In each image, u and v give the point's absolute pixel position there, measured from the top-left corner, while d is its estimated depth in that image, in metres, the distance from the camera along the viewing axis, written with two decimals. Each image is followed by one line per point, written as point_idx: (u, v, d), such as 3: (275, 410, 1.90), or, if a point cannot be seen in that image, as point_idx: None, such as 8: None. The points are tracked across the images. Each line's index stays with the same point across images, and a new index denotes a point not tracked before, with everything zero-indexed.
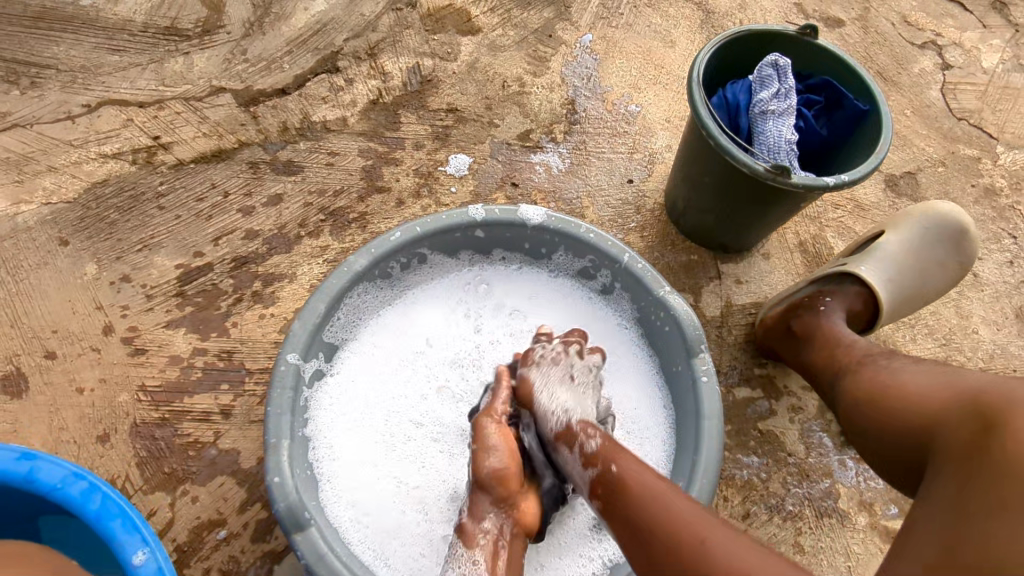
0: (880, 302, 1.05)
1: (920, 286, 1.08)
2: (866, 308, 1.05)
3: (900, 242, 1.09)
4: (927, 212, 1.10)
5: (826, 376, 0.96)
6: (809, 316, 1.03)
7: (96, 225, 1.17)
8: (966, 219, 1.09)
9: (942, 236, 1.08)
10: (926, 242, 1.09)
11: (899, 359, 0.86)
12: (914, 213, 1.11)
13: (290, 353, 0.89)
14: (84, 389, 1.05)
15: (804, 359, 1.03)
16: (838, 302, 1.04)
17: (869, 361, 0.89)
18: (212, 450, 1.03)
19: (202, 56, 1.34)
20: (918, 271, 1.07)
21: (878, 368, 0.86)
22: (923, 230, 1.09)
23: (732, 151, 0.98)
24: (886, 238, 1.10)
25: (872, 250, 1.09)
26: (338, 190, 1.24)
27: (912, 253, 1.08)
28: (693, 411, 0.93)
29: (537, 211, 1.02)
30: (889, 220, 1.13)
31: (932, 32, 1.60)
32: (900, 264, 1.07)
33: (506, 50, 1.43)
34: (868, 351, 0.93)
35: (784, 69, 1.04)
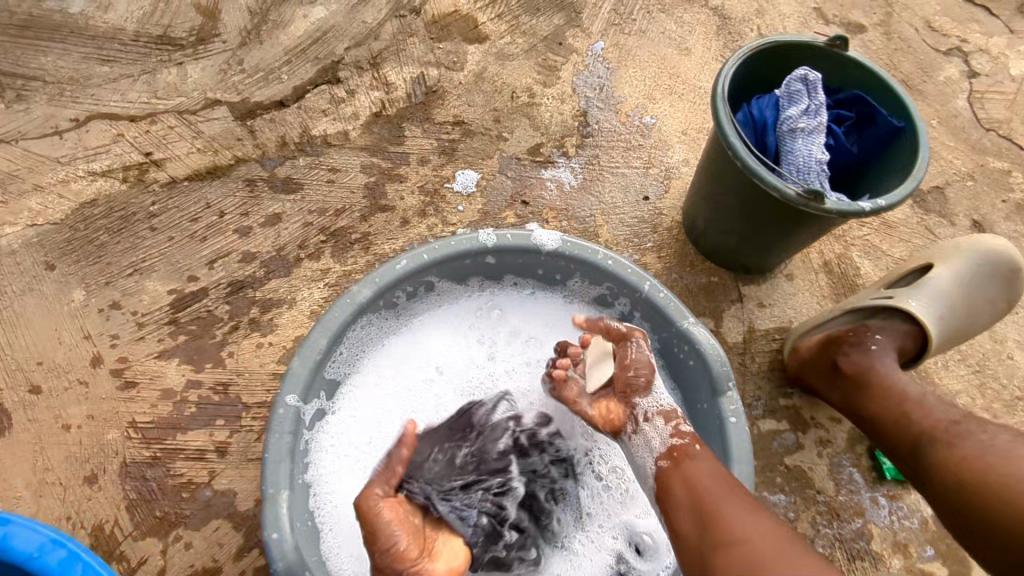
0: (930, 340, 1.01)
1: (969, 325, 1.04)
2: (915, 345, 1.02)
3: (950, 277, 1.04)
4: (977, 246, 1.06)
5: (894, 429, 0.91)
6: (856, 353, 1.00)
7: (84, 248, 1.11)
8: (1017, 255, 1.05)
9: (994, 272, 1.04)
10: (978, 277, 1.04)
11: (998, 432, 0.79)
12: (964, 246, 1.07)
13: (289, 394, 0.83)
14: (71, 426, 0.99)
15: (854, 401, 0.98)
16: (886, 339, 1.00)
17: (961, 431, 0.82)
18: (207, 491, 0.97)
19: (197, 67, 1.28)
20: (969, 309, 1.03)
21: (971, 439, 0.79)
22: (976, 266, 1.05)
23: (761, 175, 0.92)
24: (936, 272, 1.06)
25: (919, 283, 1.05)
26: (340, 209, 1.18)
27: (964, 289, 1.04)
28: (721, 452, 0.87)
29: (552, 236, 0.95)
30: (935, 252, 1.09)
31: (958, 37, 1.53)
32: (950, 300, 1.03)
33: (515, 59, 1.36)
34: (950, 415, 0.86)
35: (814, 84, 0.98)
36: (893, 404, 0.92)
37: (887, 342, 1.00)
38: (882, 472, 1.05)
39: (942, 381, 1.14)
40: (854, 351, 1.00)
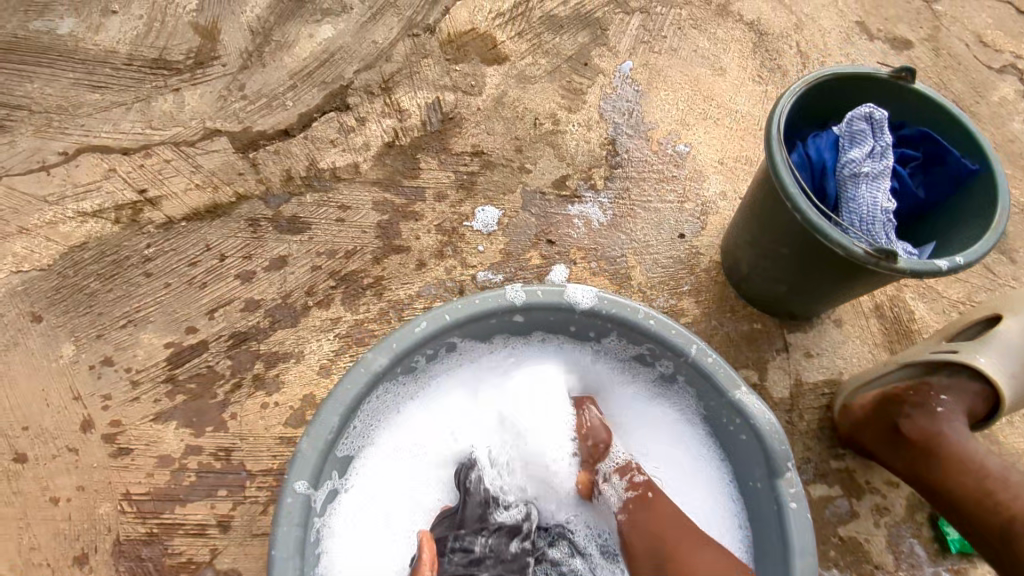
0: (1003, 402, 0.91)
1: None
2: (984, 407, 0.92)
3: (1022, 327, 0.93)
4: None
5: (974, 507, 0.84)
6: (919, 416, 0.92)
7: (74, 297, 1.02)
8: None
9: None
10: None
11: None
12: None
13: (297, 481, 0.74)
14: (59, 499, 0.90)
15: (920, 469, 0.91)
16: (954, 401, 0.91)
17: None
18: (208, 572, 0.88)
19: (195, 93, 1.18)
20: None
21: None
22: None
23: (823, 229, 0.82)
24: (1005, 323, 0.94)
25: (986, 336, 0.93)
26: (350, 251, 1.09)
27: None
28: (779, 540, 0.78)
29: (587, 292, 0.86)
30: (1003, 300, 0.98)
31: (1011, 53, 1.42)
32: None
33: (537, 81, 1.27)
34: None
35: (879, 122, 0.87)
36: (971, 478, 0.85)
37: (955, 404, 0.91)
38: (946, 544, 0.96)
39: (1007, 440, 1.05)
40: (917, 413, 0.92)
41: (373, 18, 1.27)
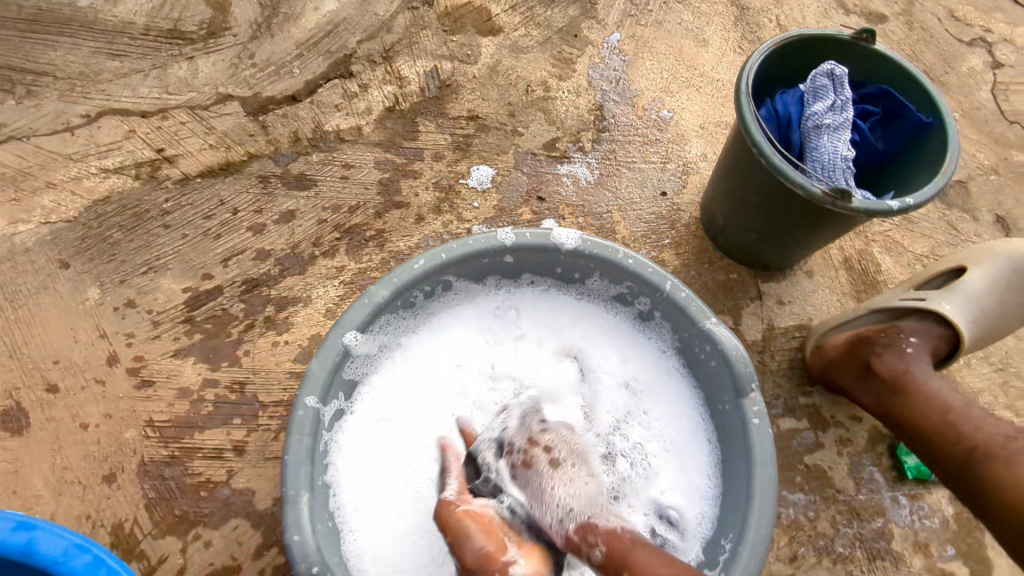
0: (962, 342, 0.99)
1: (999, 326, 1.02)
2: (945, 347, 0.99)
3: (985, 278, 1.01)
4: (1012, 251, 1.03)
5: (937, 442, 0.87)
6: (889, 354, 0.96)
7: (98, 246, 1.10)
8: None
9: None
10: (1014, 281, 1.01)
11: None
12: (998, 249, 1.04)
13: (308, 395, 0.82)
14: (88, 425, 0.99)
15: (889, 409, 0.95)
16: (921, 342, 0.97)
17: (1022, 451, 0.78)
18: (225, 490, 0.96)
19: (208, 61, 1.26)
20: (1002, 310, 1.01)
21: None
22: (1012, 270, 1.02)
23: (787, 173, 0.90)
24: (970, 273, 1.02)
25: (953, 286, 1.01)
26: (354, 206, 1.17)
27: (998, 291, 1.01)
28: (744, 453, 0.85)
29: (572, 234, 0.94)
30: (965, 254, 1.06)
31: (981, 27, 1.50)
32: (984, 302, 1.00)
33: (529, 51, 1.34)
34: (1003, 430, 0.82)
35: (840, 79, 0.96)
36: (936, 414, 0.89)
37: (922, 345, 0.97)
38: (903, 471, 1.04)
39: (964, 379, 1.13)
40: (887, 352, 0.97)
41: None
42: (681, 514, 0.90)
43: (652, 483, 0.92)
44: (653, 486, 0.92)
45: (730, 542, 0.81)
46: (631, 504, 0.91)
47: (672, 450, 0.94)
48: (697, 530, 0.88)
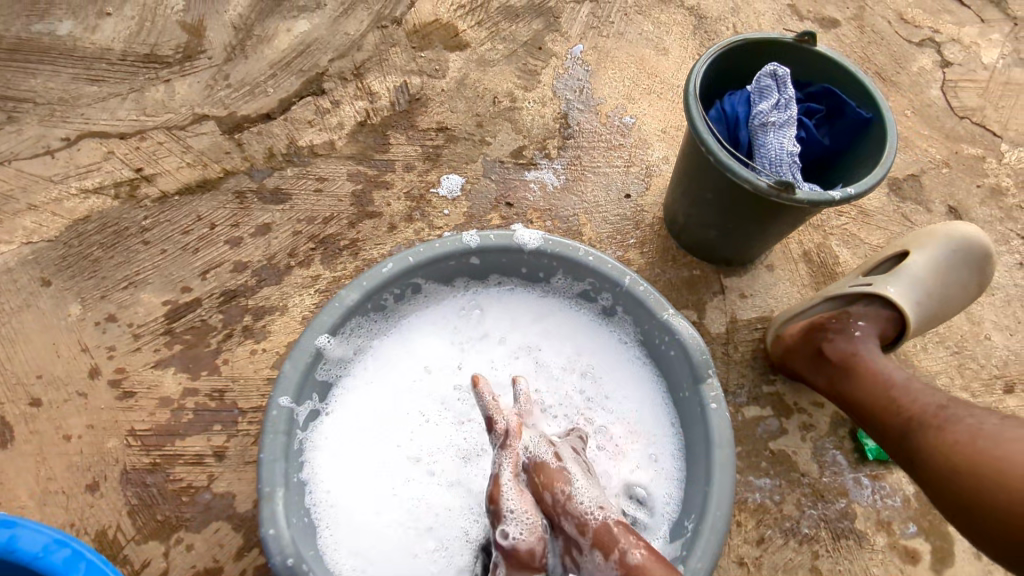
0: (908, 326, 1.03)
1: (944, 309, 1.07)
2: (894, 330, 1.03)
3: (927, 262, 1.07)
4: (952, 232, 1.08)
5: (884, 416, 0.90)
6: (840, 339, 1.01)
7: (79, 264, 1.14)
8: (990, 243, 1.09)
9: (970, 257, 1.07)
10: (955, 264, 1.07)
11: (984, 415, 0.78)
12: (938, 232, 1.10)
13: (281, 396, 0.86)
14: (71, 436, 1.01)
15: (841, 390, 0.99)
16: (869, 325, 1.02)
17: (950, 417, 0.81)
18: (206, 494, 0.99)
19: (184, 83, 1.31)
20: (945, 293, 1.06)
21: (958, 420, 0.79)
22: (952, 253, 1.07)
23: (733, 168, 0.94)
24: (912, 258, 1.08)
25: (897, 271, 1.07)
26: (328, 217, 1.21)
27: (939, 274, 1.06)
28: (703, 436, 0.89)
29: (534, 235, 0.98)
30: (911, 238, 1.12)
31: (930, 29, 1.56)
32: (927, 286, 1.06)
33: (495, 65, 1.39)
34: (938, 400, 0.85)
35: (783, 78, 1.01)
36: (880, 391, 0.92)
37: (870, 328, 1.01)
38: (864, 452, 1.08)
39: (920, 363, 1.17)
40: (838, 336, 1.01)
41: (345, 13, 1.41)
42: (648, 493, 0.93)
43: (620, 465, 0.96)
44: (622, 468, 0.95)
45: (692, 523, 0.84)
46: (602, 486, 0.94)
47: (636, 432, 0.98)
48: (664, 509, 0.91)
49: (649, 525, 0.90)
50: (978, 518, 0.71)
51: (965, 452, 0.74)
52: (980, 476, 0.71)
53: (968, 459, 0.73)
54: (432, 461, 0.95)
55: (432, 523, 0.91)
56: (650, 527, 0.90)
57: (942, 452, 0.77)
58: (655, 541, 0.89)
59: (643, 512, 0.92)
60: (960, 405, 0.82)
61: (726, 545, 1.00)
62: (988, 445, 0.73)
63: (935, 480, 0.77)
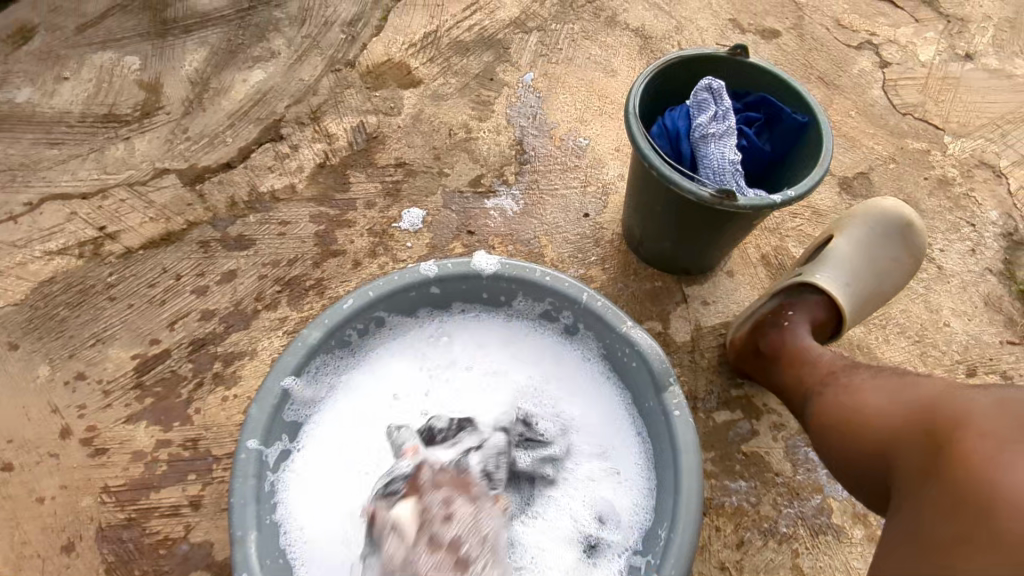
0: (841, 309, 1.05)
1: (877, 287, 1.09)
2: (834, 318, 1.06)
3: (847, 244, 1.11)
4: (870, 211, 1.12)
5: (797, 395, 0.95)
6: (772, 332, 1.04)
7: (46, 325, 1.14)
8: (910, 212, 1.12)
9: (890, 232, 1.11)
10: (877, 242, 1.10)
11: (860, 374, 0.87)
12: (856, 213, 1.13)
13: (249, 439, 0.87)
14: (45, 498, 1.01)
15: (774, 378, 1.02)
16: (799, 314, 1.04)
17: (832, 379, 0.89)
18: (184, 545, 0.99)
19: (144, 140, 1.33)
20: (872, 272, 1.09)
21: (843, 382, 0.87)
22: (870, 231, 1.11)
23: (676, 180, 0.97)
24: (835, 243, 1.12)
25: (823, 258, 1.10)
26: (292, 259, 1.23)
27: (861, 254, 1.10)
28: (669, 444, 0.90)
29: (491, 260, 1.01)
30: (836, 224, 1.16)
31: (867, 32, 1.62)
32: (857, 270, 1.08)
33: (449, 98, 1.43)
34: (830, 366, 0.93)
35: (719, 91, 1.06)
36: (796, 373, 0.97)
37: (801, 316, 1.04)
38: None
39: (883, 355, 1.20)
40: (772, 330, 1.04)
41: (299, 60, 1.45)
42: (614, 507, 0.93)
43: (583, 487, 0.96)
44: (589, 480, 0.96)
45: (664, 533, 0.85)
46: (572, 501, 0.95)
47: (602, 448, 0.99)
48: (636, 520, 0.92)
49: (617, 535, 0.92)
50: (845, 468, 0.79)
51: (843, 406, 0.82)
52: (846, 424, 0.80)
53: (838, 414, 0.82)
54: None
55: None
56: (620, 534, 0.92)
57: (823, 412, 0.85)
58: (628, 553, 0.90)
59: (609, 529, 0.92)
60: (845, 368, 0.90)
61: (707, 551, 1.01)
62: (852, 399, 0.82)
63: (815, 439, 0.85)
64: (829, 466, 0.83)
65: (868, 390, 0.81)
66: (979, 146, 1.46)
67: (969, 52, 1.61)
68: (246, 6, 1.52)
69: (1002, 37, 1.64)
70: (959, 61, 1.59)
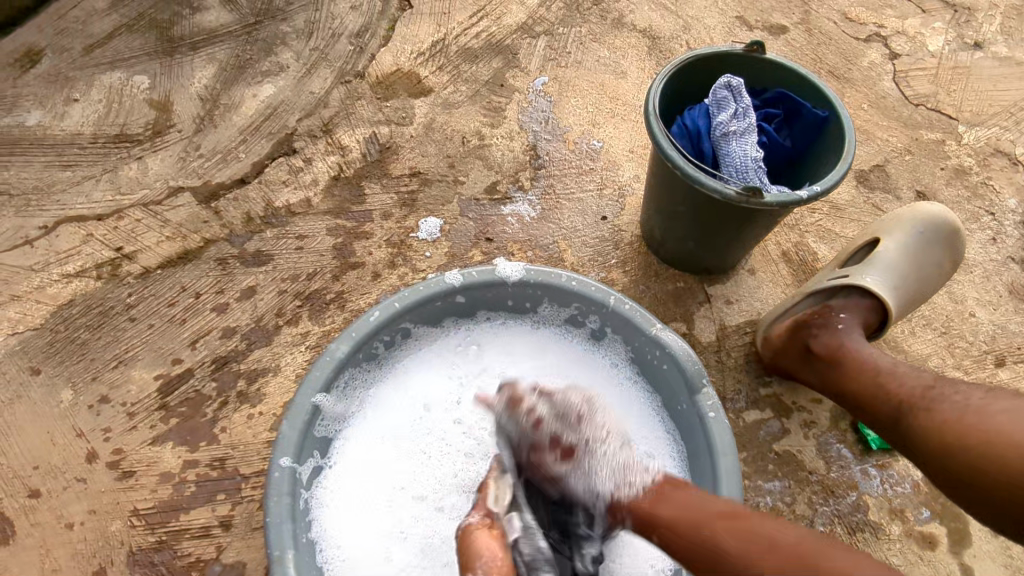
0: (888, 310, 1.04)
1: (922, 290, 1.08)
2: (878, 318, 1.05)
3: (897, 246, 1.09)
4: (918, 215, 1.11)
5: (871, 403, 0.92)
6: (824, 333, 1.01)
7: (67, 348, 1.13)
8: (955, 220, 1.11)
9: (938, 236, 1.10)
10: (924, 246, 1.09)
11: (968, 389, 0.81)
12: (905, 217, 1.12)
13: (282, 456, 0.86)
14: (74, 523, 1.00)
15: (831, 382, 0.99)
16: (849, 316, 1.03)
17: (937, 396, 0.83)
18: (216, 566, 0.98)
19: (156, 158, 1.33)
20: (920, 275, 1.08)
21: (944, 398, 0.82)
22: (921, 234, 1.10)
23: (700, 179, 0.97)
24: (884, 245, 1.10)
25: (871, 258, 1.08)
26: (311, 273, 1.22)
27: (910, 257, 1.08)
28: (705, 445, 0.89)
29: (515, 267, 1.00)
30: (879, 226, 1.14)
31: (874, 24, 1.62)
32: (903, 271, 1.07)
33: (461, 106, 1.43)
34: (923, 380, 0.87)
35: (738, 89, 1.05)
36: (869, 384, 0.93)
37: (852, 319, 1.03)
38: (868, 443, 1.09)
39: (911, 347, 1.19)
40: (821, 331, 1.02)
41: (308, 72, 1.44)
42: None
43: None
44: None
45: None
46: None
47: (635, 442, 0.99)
48: None
49: None
50: (980, 493, 0.74)
51: (957, 430, 0.76)
52: (978, 451, 0.73)
53: (969, 437, 0.74)
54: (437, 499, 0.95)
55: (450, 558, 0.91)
56: None
57: (931, 430, 0.80)
58: None
59: None
60: (946, 383, 0.84)
61: None
62: (979, 420, 0.75)
63: (934, 460, 0.79)
64: (952, 488, 0.77)
65: (999, 408, 0.74)
66: (993, 134, 1.46)
67: (978, 40, 1.60)
68: (252, 21, 1.52)
69: (1010, 24, 1.64)
70: (968, 50, 1.59)
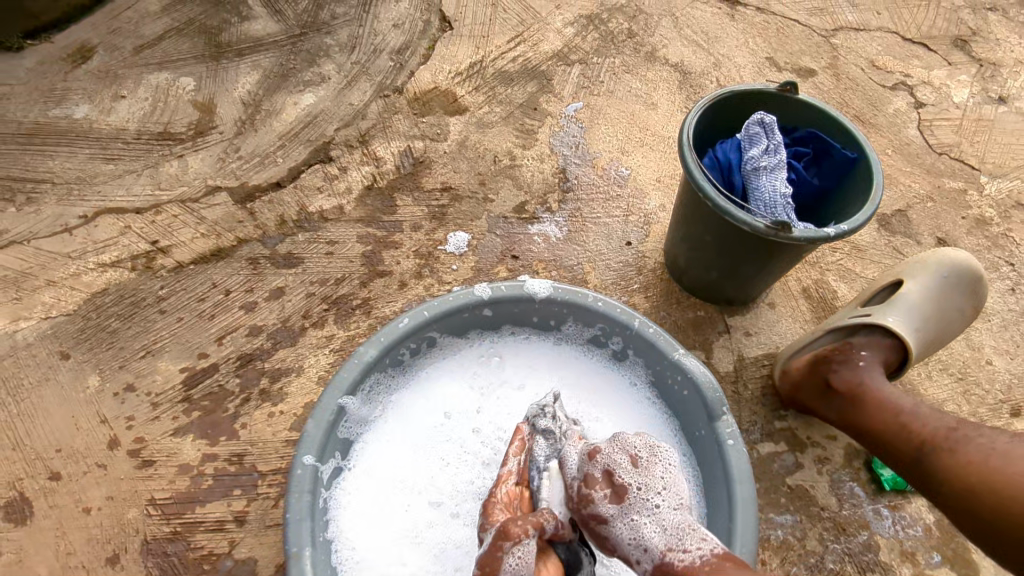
0: (909, 351, 1.05)
1: (943, 332, 1.10)
2: (898, 358, 1.06)
3: (920, 288, 1.10)
4: (940, 259, 1.13)
5: (892, 443, 0.93)
6: (843, 369, 1.03)
7: (97, 335, 1.16)
8: (977, 265, 1.13)
9: (960, 281, 1.11)
10: (946, 290, 1.11)
11: (992, 433, 0.82)
12: (929, 261, 1.14)
13: (306, 454, 0.87)
14: (91, 509, 1.01)
15: (850, 418, 1.00)
16: (869, 355, 1.04)
17: (960, 438, 0.84)
18: (227, 561, 0.98)
19: (196, 158, 1.36)
20: (941, 317, 1.09)
21: (969, 441, 0.83)
22: (944, 278, 1.11)
23: (731, 212, 0.99)
24: (906, 286, 1.11)
25: (893, 299, 1.10)
26: (340, 278, 1.24)
27: (932, 299, 1.10)
28: (722, 473, 0.90)
29: (544, 284, 1.02)
30: (901, 268, 1.16)
31: (901, 73, 1.65)
32: (924, 313, 1.08)
33: (494, 126, 1.46)
34: (946, 422, 0.88)
35: (771, 126, 1.08)
36: (892, 423, 0.94)
37: (872, 357, 1.04)
38: (881, 483, 1.09)
39: (927, 391, 1.19)
40: (841, 367, 1.03)
41: (348, 85, 1.48)
42: None
43: None
44: None
45: None
46: None
47: None
48: None
49: None
50: (996, 534, 0.76)
51: (981, 473, 0.78)
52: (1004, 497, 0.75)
53: (993, 481, 0.77)
54: (453, 506, 0.96)
55: (462, 565, 0.91)
56: None
57: (956, 473, 0.81)
58: None
59: None
60: (969, 426, 0.85)
61: None
62: (1006, 464, 0.77)
63: (953, 497, 0.81)
64: (965, 526, 0.80)
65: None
66: (1015, 188, 1.48)
67: (1003, 95, 1.64)
68: (298, 32, 1.57)
69: None
70: (992, 103, 1.62)
